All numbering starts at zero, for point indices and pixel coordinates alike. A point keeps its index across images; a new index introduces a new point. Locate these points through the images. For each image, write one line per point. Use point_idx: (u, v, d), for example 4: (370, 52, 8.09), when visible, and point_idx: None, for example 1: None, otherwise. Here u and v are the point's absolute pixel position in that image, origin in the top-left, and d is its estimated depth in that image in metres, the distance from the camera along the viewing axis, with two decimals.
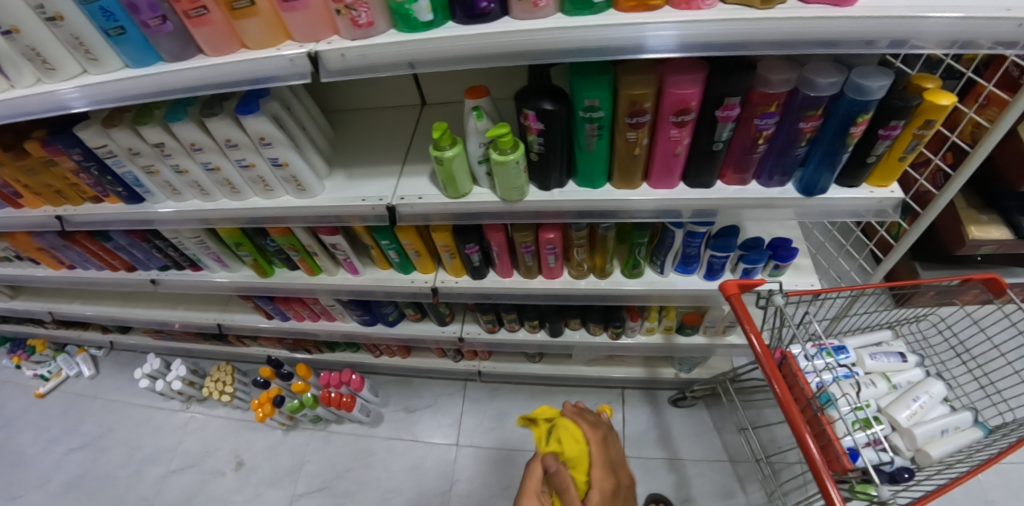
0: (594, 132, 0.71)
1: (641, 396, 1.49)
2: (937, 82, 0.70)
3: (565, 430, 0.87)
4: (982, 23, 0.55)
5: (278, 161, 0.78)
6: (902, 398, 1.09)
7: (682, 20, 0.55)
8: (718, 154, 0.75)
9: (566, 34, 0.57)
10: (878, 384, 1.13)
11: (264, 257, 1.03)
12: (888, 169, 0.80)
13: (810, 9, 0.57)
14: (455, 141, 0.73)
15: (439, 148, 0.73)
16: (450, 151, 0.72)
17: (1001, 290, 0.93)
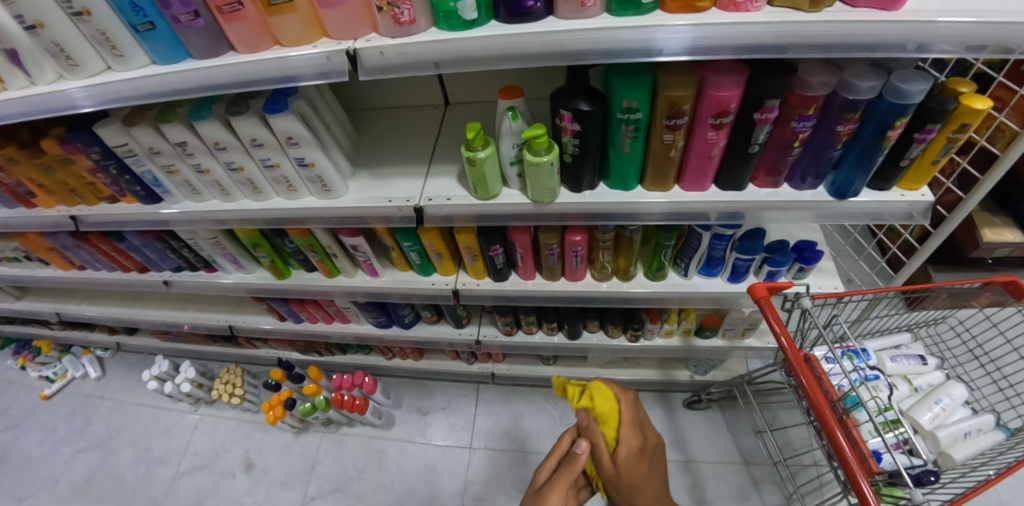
0: (630, 134, 0.70)
1: (655, 399, 1.49)
2: (972, 86, 0.69)
3: (598, 388, 0.86)
4: None
5: (304, 161, 0.76)
6: (924, 400, 1.10)
7: (731, 21, 0.55)
8: (753, 156, 0.74)
9: (613, 35, 0.56)
10: (900, 386, 1.15)
11: (281, 258, 1.00)
12: (920, 172, 0.79)
13: (857, 11, 0.56)
14: (488, 142, 0.72)
15: (471, 149, 0.72)
16: (483, 152, 0.71)
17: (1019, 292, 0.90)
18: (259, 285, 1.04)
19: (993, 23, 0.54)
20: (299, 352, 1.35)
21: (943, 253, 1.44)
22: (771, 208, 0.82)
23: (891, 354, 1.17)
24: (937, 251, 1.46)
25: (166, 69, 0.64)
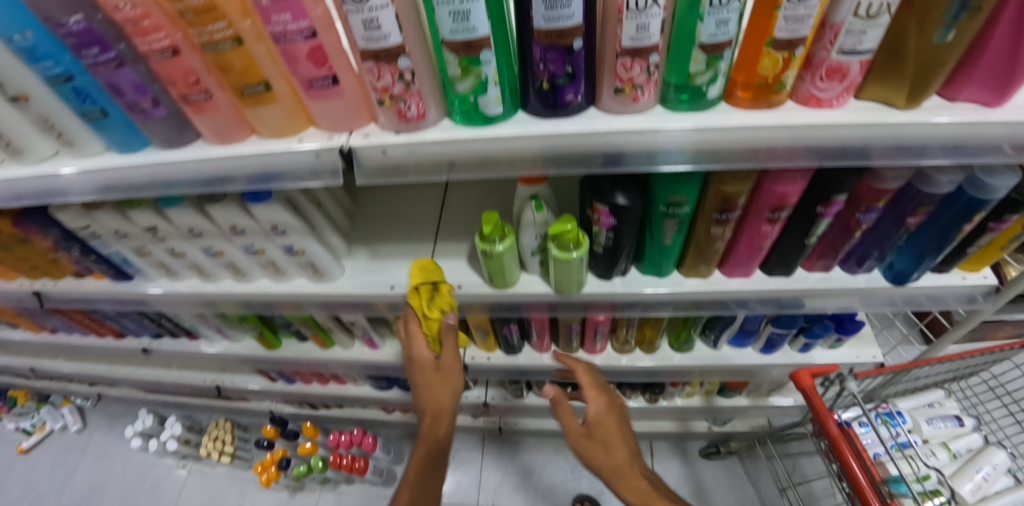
0: (673, 227, 0.61)
1: (671, 449, 1.41)
2: None
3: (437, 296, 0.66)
4: None
5: (293, 248, 0.67)
6: (964, 469, 1.00)
7: (808, 125, 0.46)
8: (807, 245, 0.65)
9: (670, 138, 0.47)
10: (936, 453, 1.04)
11: (270, 328, 0.90)
12: (983, 255, 0.70)
13: (954, 110, 0.48)
14: (509, 230, 0.62)
15: (486, 240, 0.62)
16: (502, 243, 0.61)
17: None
18: (245, 357, 0.94)
19: None
20: (292, 406, 1.26)
21: None
22: (822, 295, 0.73)
23: (924, 415, 1.07)
24: None
25: (130, 160, 0.54)
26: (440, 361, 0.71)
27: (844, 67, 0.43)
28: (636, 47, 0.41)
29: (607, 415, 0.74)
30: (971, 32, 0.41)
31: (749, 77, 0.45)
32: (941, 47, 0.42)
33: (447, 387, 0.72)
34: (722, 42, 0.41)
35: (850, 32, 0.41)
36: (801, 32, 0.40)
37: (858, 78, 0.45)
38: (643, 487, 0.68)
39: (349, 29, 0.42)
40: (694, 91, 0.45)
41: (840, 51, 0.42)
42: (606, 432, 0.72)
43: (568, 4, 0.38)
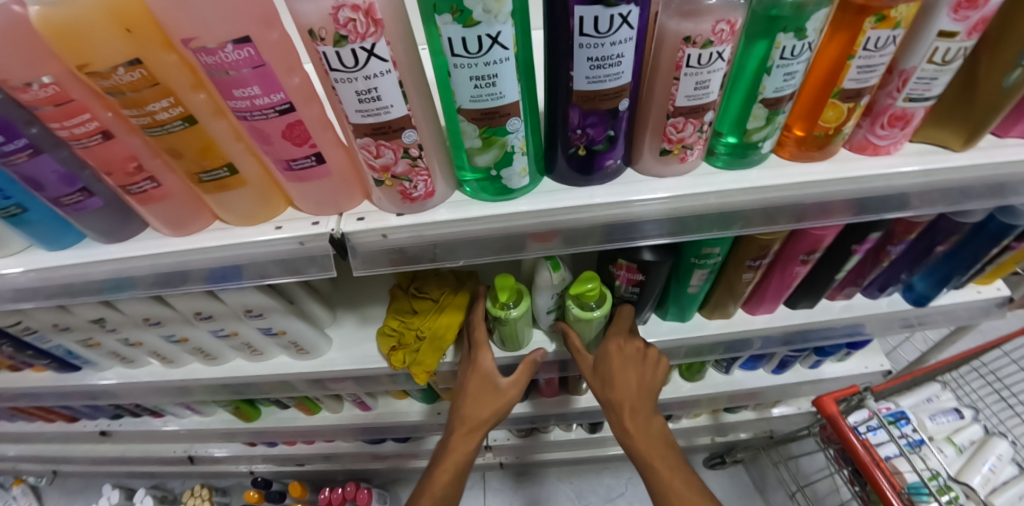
0: (702, 277, 0.56)
1: None
2: None
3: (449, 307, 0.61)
4: None
5: (272, 329, 0.58)
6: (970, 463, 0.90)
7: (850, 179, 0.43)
8: (835, 280, 0.61)
9: (720, 201, 0.42)
10: (943, 449, 0.92)
11: (248, 402, 0.79)
12: (997, 269, 0.68)
13: (1006, 148, 0.46)
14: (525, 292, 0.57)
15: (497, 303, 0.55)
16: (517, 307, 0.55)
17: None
18: (221, 432, 0.83)
19: None
20: (274, 465, 1.15)
21: None
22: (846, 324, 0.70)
23: (927, 410, 0.95)
24: None
25: (73, 258, 0.44)
26: (502, 383, 0.59)
27: (908, 114, 0.41)
28: (691, 106, 0.36)
29: (615, 347, 0.56)
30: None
31: (806, 127, 0.42)
32: (1008, 90, 0.40)
33: (495, 401, 0.59)
34: (786, 96, 0.37)
35: (920, 79, 0.38)
36: (871, 81, 0.37)
37: (918, 124, 0.43)
38: (635, 434, 0.56)
39: (337, 102, 0.33)
40: (746, 147, 0.41)
41: (907, 98, 0.40)
42: (613, 372, 0.56)
43: (617, 63, 0.32)
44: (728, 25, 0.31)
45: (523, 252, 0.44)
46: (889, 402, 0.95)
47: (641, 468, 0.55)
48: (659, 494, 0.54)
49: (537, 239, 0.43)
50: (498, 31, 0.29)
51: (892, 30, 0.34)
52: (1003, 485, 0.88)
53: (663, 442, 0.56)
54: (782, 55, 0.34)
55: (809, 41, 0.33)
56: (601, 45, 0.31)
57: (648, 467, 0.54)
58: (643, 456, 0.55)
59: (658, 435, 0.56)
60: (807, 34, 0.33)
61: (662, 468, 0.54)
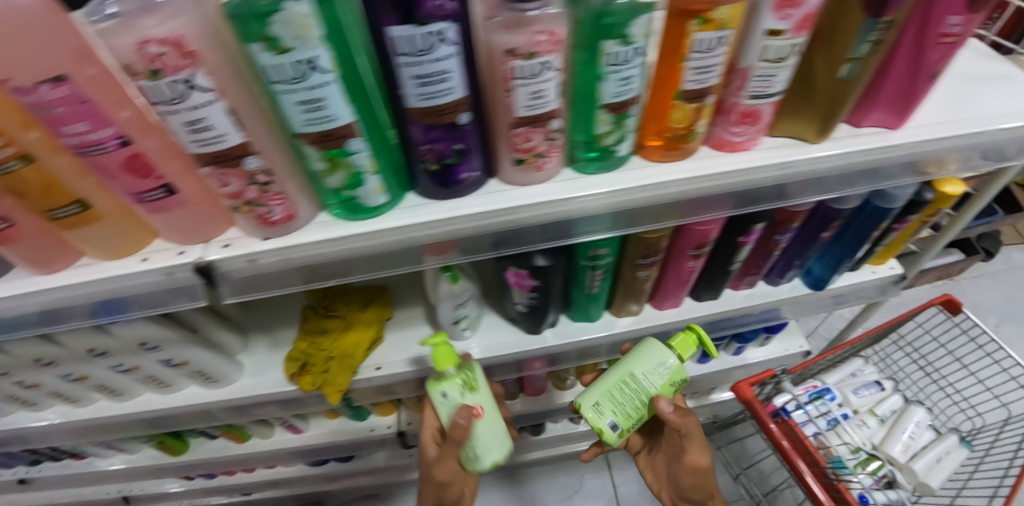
0: (598, 278, 0.57)
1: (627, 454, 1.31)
2: (958, 182, 0.61)
3: (355, 324, 0.62)
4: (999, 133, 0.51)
5: (173, 360, 0.56)
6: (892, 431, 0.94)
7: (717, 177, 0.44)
8: (731, 271, 0.64)
9: (591, 205, 0.43)
10: (867, 422, 0.97)
11: (174, 435, 0.76)
12: (887, 250, 0.72)
13: (860, 136, 0.49)
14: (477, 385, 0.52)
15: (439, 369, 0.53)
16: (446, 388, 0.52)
17: (956, 309, 0.96)
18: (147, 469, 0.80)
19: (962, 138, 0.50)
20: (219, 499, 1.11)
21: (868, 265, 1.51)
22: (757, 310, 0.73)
23: (851, 385, 1.00)
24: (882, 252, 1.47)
25: None
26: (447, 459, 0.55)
27: (755, 111, 0.42)
28: (533, 115, 0.36)
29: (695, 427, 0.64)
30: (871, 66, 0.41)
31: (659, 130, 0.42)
32: (848, 81, 0.42)
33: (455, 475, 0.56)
34: (628, 100, 0.37)
35: (760, 76, 0.39)
36: (710, 81, 0.38)
37: (768, 119, 0.44)
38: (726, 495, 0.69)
39: (172, 133, 0.33)
40: (603, 151, 0.41)
41: (751, 95, 0.41)
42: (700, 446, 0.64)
43: (445, 79, 0.32)
44: (547, 35, 0.32)
45: (421, 264, 0.44)
46: (815, 381, 1.00)
47: None
48: None
49: (432, 252, 0.43)
50: (313, 56, 0.30)
51: (718, 32, 0.35)
52: (922, 450, 0.92)
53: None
54: (612, 61, 0.34)
55: (636, 46, 0.34)
56: (422, 63, 0.31)
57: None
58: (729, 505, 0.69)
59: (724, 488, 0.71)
60: (634, 39, 0.34)
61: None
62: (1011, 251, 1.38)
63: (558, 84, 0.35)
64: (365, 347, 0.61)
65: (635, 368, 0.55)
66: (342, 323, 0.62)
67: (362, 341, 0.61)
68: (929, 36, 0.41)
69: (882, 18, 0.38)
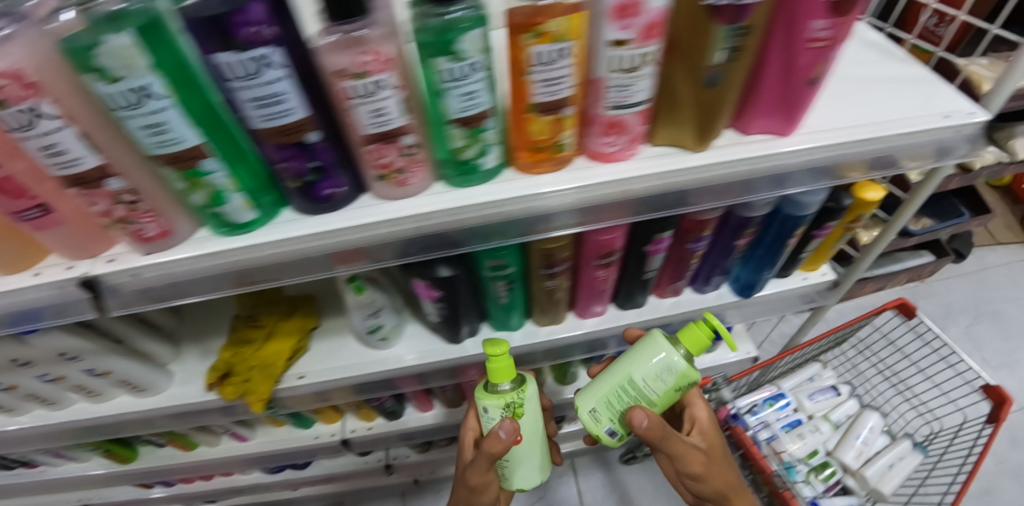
0: (505, 287, 0.58)
1: (593, 460, 1.31)
2: (880, 189, 0.61)
3: (276, 331, 0.64)
4: (894, 137, 0.50)
5: (95, 370, 0.58)
6: (845, 437, 0.94)
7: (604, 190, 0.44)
8: (648, 280, 0.64)
9: (480, 215, 0.44)
10: (821, 427, 0.96)
11: (120, 443, 0.77)
12: (818, 254, 0.71)
13: (745, 144, 0.47)
14: (520, 411, 0.59)
15: (492, 385, 0.60)
16: (492, 405, 0.59)
17: (911, 313, 0.97)
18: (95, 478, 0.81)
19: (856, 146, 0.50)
20: None
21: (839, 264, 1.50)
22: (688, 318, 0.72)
23: (806, 390, 1.00)
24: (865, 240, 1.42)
25: None
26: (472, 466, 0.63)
27: (620, 121, 0.40)
28: (383, 132, 0.37)
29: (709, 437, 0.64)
30: (736, 74, 0.40)
31: (521, 143, 0.41)
32: (714, 90, 0.40)
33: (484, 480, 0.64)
34: (476, 115, 0.37)
35: (616, 86, 0.37)
36: (562, 94, 0.37)
37: (639, 130, 0.42)
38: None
39: (29, 157, 0.35)
40: (466, 165, 0.41)
41: (612, 105, 0.39)
42: (713, 458, 0.63)
43: (281, 101, 0.34)
44: (372, 55, 0.32)
45: (333, 271, 0.46)
46: (771, 385, 1.01)
47: None
48: None
49: (339, 261, 0.45)
50: (143, 84, 0.31)
51: (556, 45, 0.33)
52: (876, 456, 0.92)
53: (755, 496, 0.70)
54: (449, 77, 0.34)
55: (470, 61, 0.34)
56: (252, 86, 0.32)
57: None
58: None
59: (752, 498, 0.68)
60: (465, 56, 0.33)
61: None
62: (983, 252, 1.45)
63: (397, 102, 0.35)
64: (285, 355, 0.63)
65: (634, 376, 0.56)
66: (263, 333, 0.64)
67: (281, 351, 0.62)
68: (797, 40, 0.39)
69: (739, 23, 0.35)
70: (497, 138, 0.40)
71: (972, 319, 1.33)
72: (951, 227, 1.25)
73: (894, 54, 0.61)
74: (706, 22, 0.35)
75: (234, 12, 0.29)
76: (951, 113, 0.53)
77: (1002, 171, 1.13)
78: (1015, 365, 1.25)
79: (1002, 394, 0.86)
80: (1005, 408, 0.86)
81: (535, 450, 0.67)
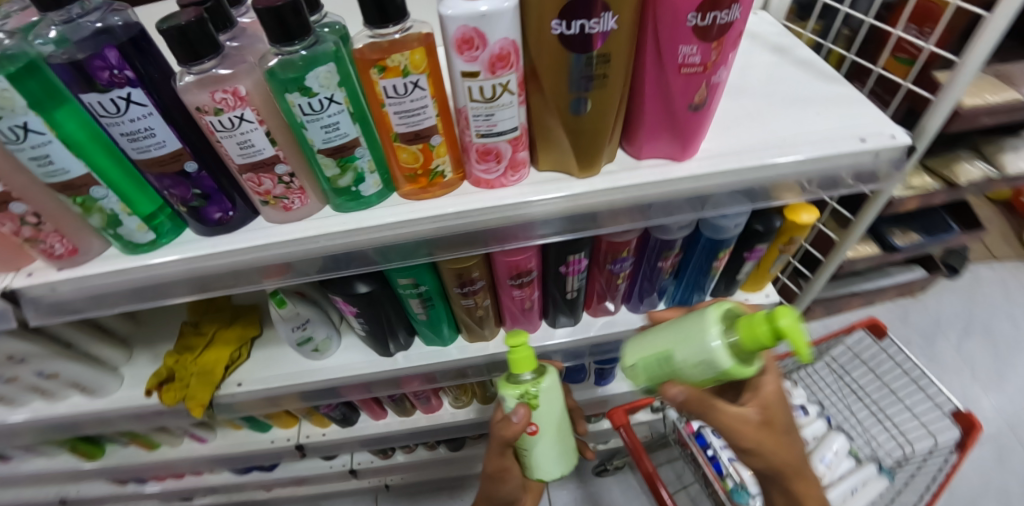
0: (422, 304, 0.59)
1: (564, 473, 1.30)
2: (814, 211, 0.58)
3: (219, 339, 0.68)
4: (809, 163, 0.49)
5: (44, 372, 0.61)
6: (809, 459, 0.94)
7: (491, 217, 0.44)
8: (574, 300, 0.63)
9: (371, 238, 0.45)
10: None
11: (88, 440, 0.83)
12: (757, 278, 0.71)
13: (636, 171, 0.45)
14: (535, 401, 0.60)
15: (513, 374, 0.62)
16: (510, 393, 0.61)
17: (882, 333, 0.95)
18: (61, 475, 0.85)
19: (767, 171, 0.48)
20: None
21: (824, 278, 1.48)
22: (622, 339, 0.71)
23: None
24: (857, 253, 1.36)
25: None
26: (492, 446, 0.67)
27: (492, 148, 0.40)
28: (253, 161, 0.39)
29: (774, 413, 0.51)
30: (607, 101, 0.39)
31: (397, 171, 0.42)
32: (583, 118, 0.39)
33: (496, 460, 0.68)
34: (343, 144, 0.38)
35: (478, 115, 0.37)
36: (423, 124, 0.37)
37: (517, 158, 0.41)
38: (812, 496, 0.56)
39: None
40: (345, 192, 0.42)
41: (479, 134, 0.38)
42: (776, 435, 0.51)
43: (152, 134, 0.36)
44: (229, 93, 0.34)
45: (262, 284, 0.48)
46: (737, 405, 1.04)
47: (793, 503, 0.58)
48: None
49: (270, 274, 0.48)
50: (24, 121, 0.34)
51: (405, 77, 0.34)
52: (839, 480, 0.92)
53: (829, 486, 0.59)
54: (302, 111, 0.35)
55: (322, 96, 0.35)
56: (122, 122, 0.35)
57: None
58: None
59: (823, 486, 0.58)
60: (315, 91, 0.35)
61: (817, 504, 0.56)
62: (979, 269, 1.53)
63: (265, 133, 0.37)
64: (224, 362, 0.66)
65: (673, 353, 0.47)
66: (206, 340, 0.68)
67: (219, 358, 0.66)
68: (669, 66, 0.38)
69: (592, 53, 0.35)
70: (372, 166, 0.41)
71: (962, 335, 1.40)
72: (939, 242, 1.31)
73: (821, 72, 0.59)
74: (558, 53, 0.35)
75: (92, 57, 0.32)
76: (866, 135, 0.50)
77: (990, 187, 1.17)
78: (1006, 382, 1.31)
79: (971, 418, 0.83)
80: (975, 432, 0.83)
81: (554, 442, 0.68)
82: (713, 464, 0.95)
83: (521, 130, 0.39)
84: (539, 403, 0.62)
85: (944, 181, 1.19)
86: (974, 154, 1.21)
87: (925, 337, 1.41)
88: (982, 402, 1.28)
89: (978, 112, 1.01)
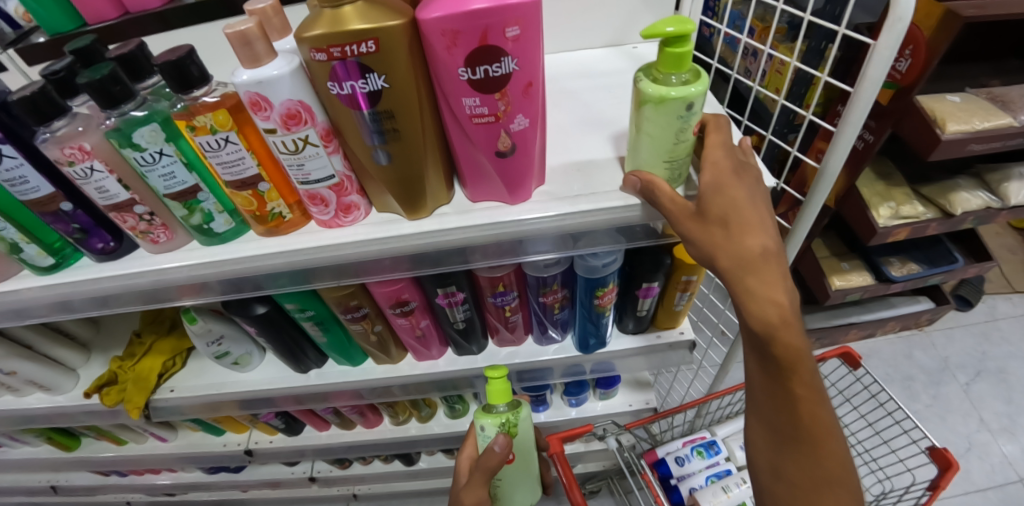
0: (316, 326, 0.63)
1: None
2: None
3: (156, 348, 0.76)
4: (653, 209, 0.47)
5: (4, 370, 0.70)
6: None
7: (327, 256, 0.47)
8: (464, 329, 0.65)
9: (226, 269, 0.49)
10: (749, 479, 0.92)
11: (63, 433, 0.95)
12: (669, 316, 0.69)
13: (465, 213, 0.47)
14: (513, 429, 0.63)
15: (491, 405, 0.65)
16: (489, 423, 0.63)
17: (854, 364, 0.89)
18: (43, 461, 0.97)
19: (612, 217, 0.47)
20: (144, 495, 1.30)
21: (815, 306, 1.41)
22: (554, 367, 0.74)
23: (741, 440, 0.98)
24: (857, 281, 1.27)
25: None
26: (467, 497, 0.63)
27: (316, 194, 0.44)
28: (114, 203, 0.44)
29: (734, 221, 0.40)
30: (408, 151, 0.41)
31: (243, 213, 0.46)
32: (391, 169, 0.42)
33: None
34: (184, 190, 0.43)
35: (291, 165, 0.41)
36: (246, 173, 0.42)
37: (345, 200, 0.45)
38: (791, 397, 0.44)
39: None
40: (200, 229, 0.47)
41: (299, 181, 0.42)
42: (746, 258, 0.40)
43: (26, 181, 0.43)
44: (76, 148, 0.40)
45: (177, 300, 0.54)
46: (704, 432, 1.01)
47: (775, 398, 0.45)
48: (795, 429, 0.45)
49: (185, 292, 0.53)
50: None
51: (214, 135, 0.39)
52: None
53: (832, 412, 0.45)
54: (139, 163, 0.41)
55: (151, 151, 0.40)
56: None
57: (799, 436, 0.45)
58: (795, 409, 0.44)
59: (822, 398, 0.44)
60: (144, 147, 0.40)
61: (804, 395, 0.43)
62: (995, 302, 1.52)
63: (122, 180, 0.43)
64: (158, 367, 0.74)
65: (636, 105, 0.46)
66: (145, 347, 0.76)
67: (153, 366, 0.73)
68: (461, 116, 0.39)
69: (375, 111, 0.38)
70: (219, 207, 0.46)
71: (971, 376, 1.37)
72: (942, 273, 1.26)
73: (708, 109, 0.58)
74: (346, 111, 0.38)
75: None
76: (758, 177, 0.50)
77: (991, 217, 1.13)
78: (1016, 429, 1.27)
79: (947, 458, 0.80)
80: (950, 475, 0.79)
81: (527, 473, 0.71)
82: (673, 493, 0.94)
83: (340, 178, 0.43)
84: (516, 432, 0.65)
85: (941, 210, 1.16)
86: (976, 182, 1.16)
87: (932, 376, 1.39)
88: (992, 448, 1.25)
89: (966, 138, 0.95)
